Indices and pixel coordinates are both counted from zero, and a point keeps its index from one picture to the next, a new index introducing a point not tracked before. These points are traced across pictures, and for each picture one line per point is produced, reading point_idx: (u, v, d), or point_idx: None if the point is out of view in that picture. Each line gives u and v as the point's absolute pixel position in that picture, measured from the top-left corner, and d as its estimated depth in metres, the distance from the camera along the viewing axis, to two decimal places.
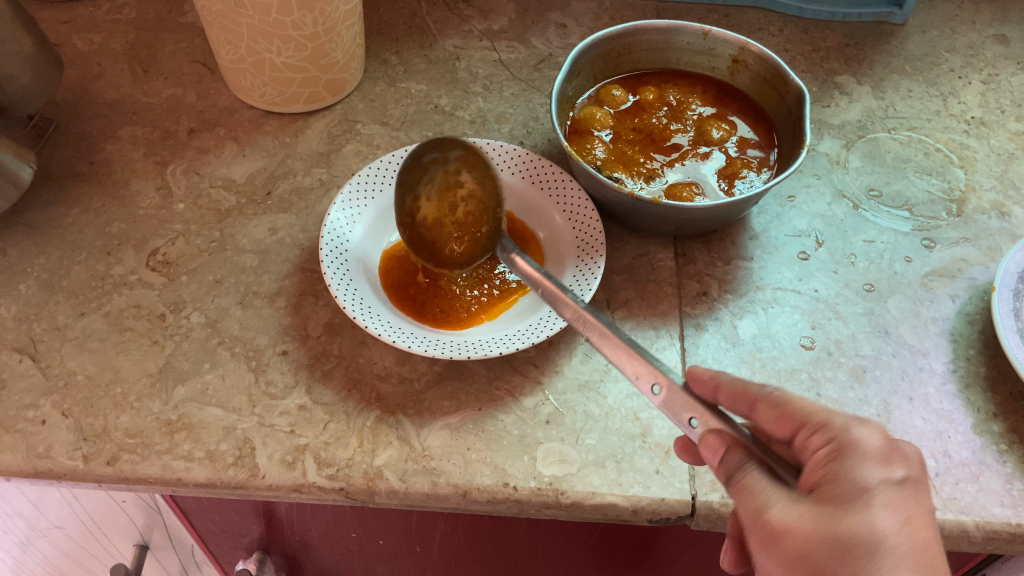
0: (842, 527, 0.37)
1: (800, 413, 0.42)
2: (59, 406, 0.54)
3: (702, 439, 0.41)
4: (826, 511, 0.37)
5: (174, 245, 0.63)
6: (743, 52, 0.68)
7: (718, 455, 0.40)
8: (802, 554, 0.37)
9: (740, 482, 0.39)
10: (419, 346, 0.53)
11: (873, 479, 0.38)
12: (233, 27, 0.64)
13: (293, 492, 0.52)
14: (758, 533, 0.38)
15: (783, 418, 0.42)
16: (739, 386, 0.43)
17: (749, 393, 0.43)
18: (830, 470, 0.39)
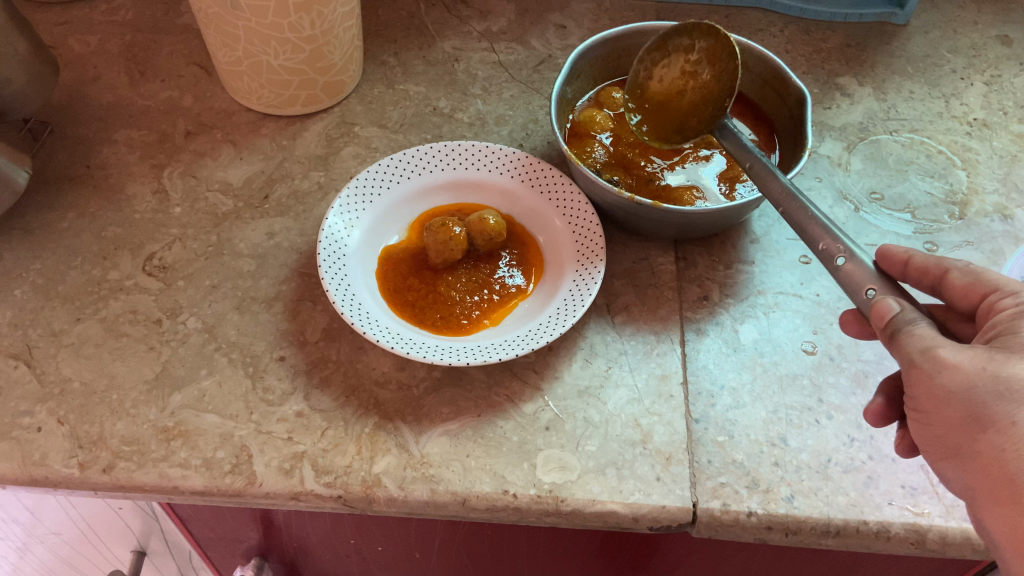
0: (1011, 368, 0.38)
1: (973, 288, 0.44)
2: (54, 413, 0.53)
3: (873, 304, 0.41)
4: (1003, 355, 0.38)
5: (171, 249, 0.62)
6: (745, 55, 0.67)
7: (886, 319, 0.40)
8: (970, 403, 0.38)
9: (907, 331, 0.39)
10: (418, 352, 0.53)
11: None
12: (230, 30, 0.63)
13: (290, 499, 0.51)
14: (914, 375, 0.39)
15: (971, 288, 0.44)
16: (927, 262, 0.45)
17: (936, 271, 0.45)
18: (1010, 325, 0.40)
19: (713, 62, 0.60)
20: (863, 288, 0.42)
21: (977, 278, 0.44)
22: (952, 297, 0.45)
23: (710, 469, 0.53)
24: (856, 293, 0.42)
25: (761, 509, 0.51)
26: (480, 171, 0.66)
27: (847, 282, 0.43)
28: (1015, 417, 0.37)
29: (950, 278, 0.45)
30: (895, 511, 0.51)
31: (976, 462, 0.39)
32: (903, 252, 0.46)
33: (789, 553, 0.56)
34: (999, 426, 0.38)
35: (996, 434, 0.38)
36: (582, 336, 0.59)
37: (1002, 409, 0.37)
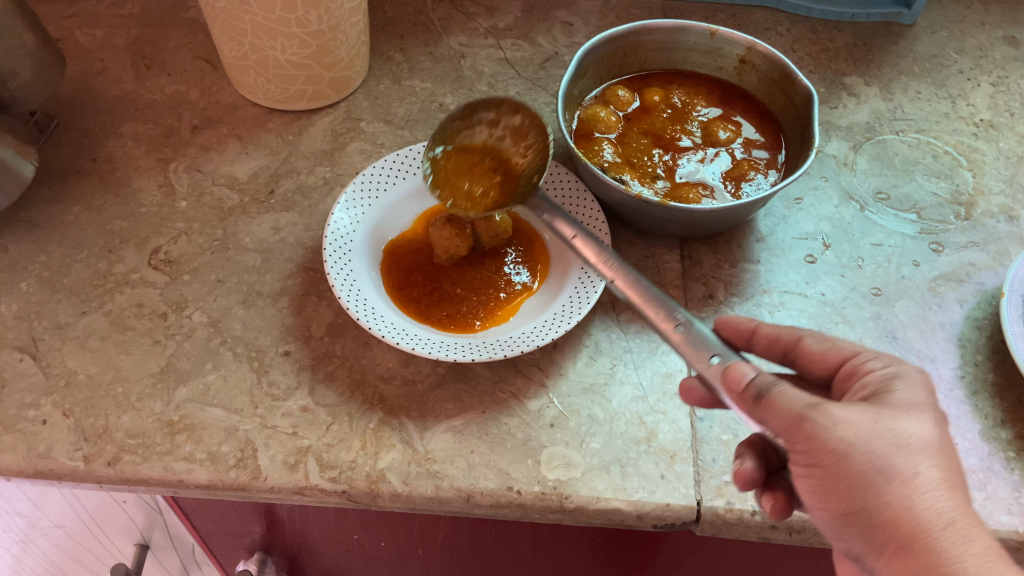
0: (898, 424, 0.39)
1: (823, 354, 0.46)
2: (60, 406, 0.54)
3: (726, 369, 0.41)
4: (884, 412, 0.39)
5: (176, 243, 0.62)
6: (750, 53, 0.67)
7: (742, 386, 0.40)
8: (875, 455, 0.37)
9: (778, 393, 0.39)
10: (423, 348, 0.53)
11: (916, 396, 0.41)
12: (237, 24, 0.63)
13: (295, 494, 0.51)
14: (802, 434, 0.39)
15: (829, 352, 0.46)
16: (775, 331, 0.48)
17: (784, 341, 0.48)
18: (883, 384, 0.41)
19: (519, 142, 0.63)
20: (705, 355, 0.43)
21: (826, 346, 0.46)
22: (805, 367, 0.48)
23: (715, 467, 0.53)
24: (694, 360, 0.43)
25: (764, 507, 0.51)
26: None
27: (687, 349, 0.44)
28: (917, 469, 0.37)
29: (804, 344, 0.47)
30: None
31: (875, 522, 0.37)
32: (749, 323, 0.49)
33: (792, 552, 0.56)
34: (897, 481, 0.37)
35: (897, 489, 0.37)
36: (586, 333, 0.59)
37: (905, 462, 0.37)
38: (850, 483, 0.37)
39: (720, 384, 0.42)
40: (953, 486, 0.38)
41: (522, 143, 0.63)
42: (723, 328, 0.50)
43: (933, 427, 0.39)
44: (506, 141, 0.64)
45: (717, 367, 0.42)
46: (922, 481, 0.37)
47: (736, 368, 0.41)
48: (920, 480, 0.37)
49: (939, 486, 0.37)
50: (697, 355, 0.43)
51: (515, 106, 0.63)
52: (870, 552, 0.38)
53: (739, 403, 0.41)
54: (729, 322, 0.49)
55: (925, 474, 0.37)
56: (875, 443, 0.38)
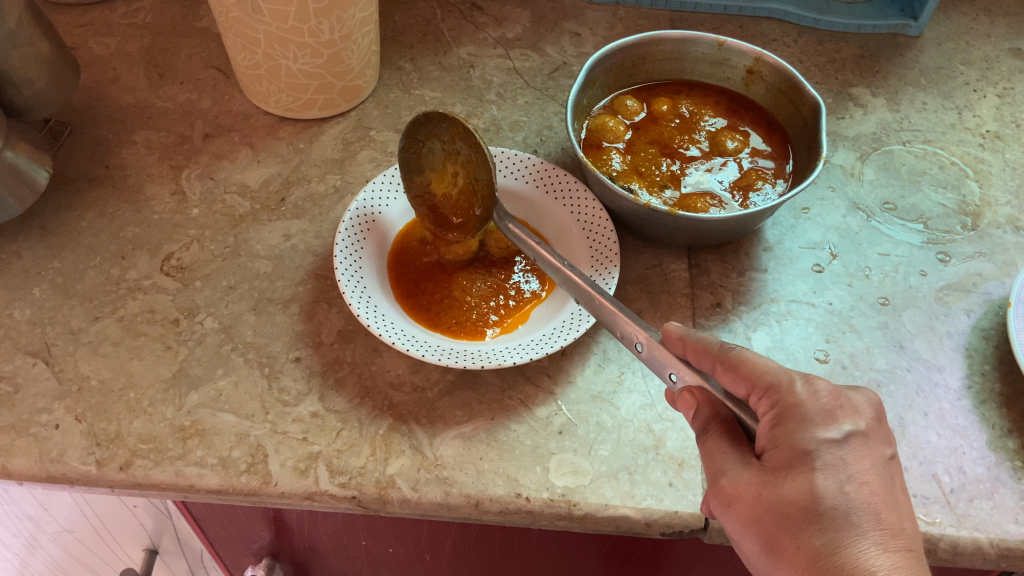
0: (779, 492, 0.39)
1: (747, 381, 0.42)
2: (73, 410, 0.54)
3: (681, 395, 0.43)
4: (767, 479, 0.39)
5: (188, 250, 0.63)
6: (758, 63, 0.68)
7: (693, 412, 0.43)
8: (764, 533, 0.39)
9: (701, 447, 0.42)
10: (432, 355, 0.53)
11: (808, 443, 0.39)
12: (250, 34, 0.64)
13: (305, 499, 0.52)
14: (715, 500, 0.41)
15: (738, 379, 0.42)
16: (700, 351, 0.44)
17: (710, 355, 0.44)
18: (774, 435, 0.40)
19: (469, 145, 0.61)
20: (665, 374, 0.45)
21: (749, 369, 0.42)
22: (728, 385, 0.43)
23: None
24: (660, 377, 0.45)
25: None
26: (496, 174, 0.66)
27: (652, 365, 0.46)
28: (798, 543, 0.38)
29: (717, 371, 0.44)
30: None
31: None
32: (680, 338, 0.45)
33: None
34: (786, 556, 0.38)
35: (789, 555, 0.38)
36: (595, 341, 0.60)
37: (787, 536, 0.38)
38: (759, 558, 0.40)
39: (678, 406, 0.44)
40: (851, 547, 0.37)
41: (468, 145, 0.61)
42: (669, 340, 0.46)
43: (823, 482, 0.38)
44: (456, 144, 0.62)
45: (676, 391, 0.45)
46: (809, 550, 0.38)
47: (684, 394, 0.43)
48: (806, 552, 0.38)
49: (830, 553, 0.37)
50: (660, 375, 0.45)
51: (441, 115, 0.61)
52: None
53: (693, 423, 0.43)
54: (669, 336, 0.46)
55: (810, 545, 0.38)
56: (760, 516, 0.39)
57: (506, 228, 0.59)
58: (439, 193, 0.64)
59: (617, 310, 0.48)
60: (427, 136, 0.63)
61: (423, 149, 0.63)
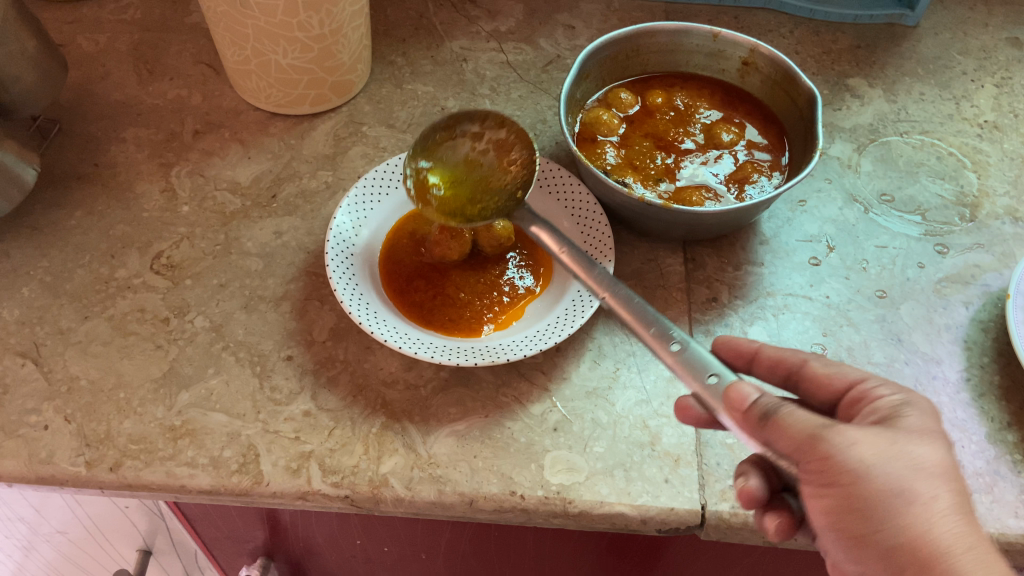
0: (916, 448, 0.38)
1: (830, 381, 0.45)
2: (62, 411, 0.53)
3: (729, 388, 0.40)
4: (901, 436, 0.39)
5: (178, 248, 0.62)
6: (753, 54, 0.67)
7: (746, 407, 0.40)
8: (892, 478, 0.37)
9: (785, 417, 0.39)
10: (425, 352, 0.53)
11: (919, 424, 0.40)
12: (239, 29, 0.63)
13: (297, 499, 0.51)
14: (806, 458, 0.38)
15: (834, 381, 0.45)
16: (777, 354, 0.48)
17: (787, 365, 0.48)
18: (891, 413, 0.41)
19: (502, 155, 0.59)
20: (701, 375, 0.42)
21: (832, 372, 0.45)
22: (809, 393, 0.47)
23: (719, 471, 0.52)
24: (696, 378, 0.41)
25: None
26: None
27: (680, 370, 0.42)
28: (934, 494, 0.37)
29: (810, 368, 0.47)
30: None
31: (891, 546, 0.37)
32: (750, 345, 0.49)
33: (799, 556, 0.56)
34: (917, 504, 0.37)
35: (919, 512, 0.37)
36: (590, 337, 0.59)
37: (924, 487, 0.37)
38: (863, 508, 0.37)
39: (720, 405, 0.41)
40: (960, 512, 0.37)
41: (504, 154, 0.59)
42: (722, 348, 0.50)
43: (945, 451, 0.38)
44: (491, 148, 0.60)
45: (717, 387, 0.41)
46: (939, 504, 0.37)
47: (733, 390, 0.40)
48: (933, 505, 0.37)
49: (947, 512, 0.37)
50: (697, 373, 0.42)
51: (499, 118, 0.60)
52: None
53: (742, 423, 0.40)
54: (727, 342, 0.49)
55: (942, 498, 0.37)
56: (887, 468, 0.37)
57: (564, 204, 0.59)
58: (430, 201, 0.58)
59: (647, 313, 0.45)
60: (465, 133, 0.60)
61: (451, 139, 0.60)
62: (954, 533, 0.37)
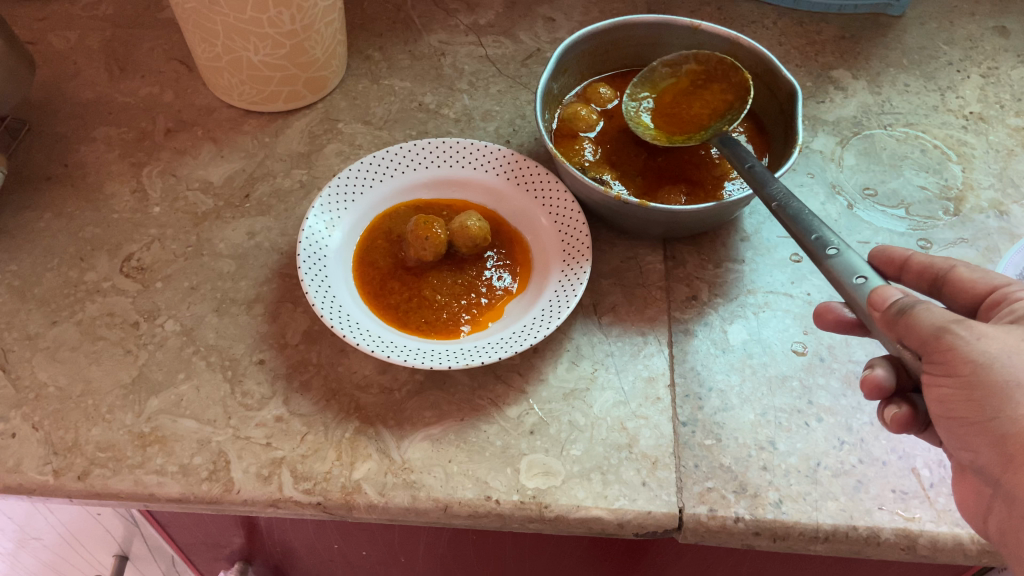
0: None
1: (973, 283, 0.46)
2: (29, 419, 0.52)
3: (875, 291, 0.42)
4: None
5: (149, 250, 0.61)
6: (734, 48, 0.66)
7: (886, 305, 0.41)
8: (1009, 371, 0.38)
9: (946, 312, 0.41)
10: (398, 355, 0.52)
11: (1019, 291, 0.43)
12: (208, 25, 0.62)
13: (269, 506, 0.50)
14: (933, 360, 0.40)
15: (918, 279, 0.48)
16: (928, 260, 0.48)
17: (934, 271, 0.47)
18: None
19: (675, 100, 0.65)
20: (850, 277, 0.44)
21: (975, 275, 0.46)
22: (951, 296, 0.47)
23: (697, 473, 0.52)
24: (844, 283, 0.44)
25: (748, 514, 0.50)
26: (465, 168, 0.64)
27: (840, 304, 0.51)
28: None
29: (955, 273, 0.47)
30: (885, 516, 0.50)
31: (1007, 435, 0.38)
32: (903, 252, 0.49)
33: (779, 558, 0.55)
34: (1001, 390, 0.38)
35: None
36: (567, 337, 0.58)
37: (1005, 373, 0.38)
38: (981, 395, 0.38)
39: (867, 309, 0.42)
40: None
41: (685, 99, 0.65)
42: (876, 257, 0.50)
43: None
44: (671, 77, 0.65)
45: (864, 287, 0.43)
46: None
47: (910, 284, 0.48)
48: None
49: None
50: (845, 278, 0.44)
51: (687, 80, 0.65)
52: (998, 462, 0.39)
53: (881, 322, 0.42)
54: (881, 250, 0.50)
55: None
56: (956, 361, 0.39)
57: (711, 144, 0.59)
58: (435, 231, 0.58)
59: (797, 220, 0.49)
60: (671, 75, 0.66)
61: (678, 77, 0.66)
62: None
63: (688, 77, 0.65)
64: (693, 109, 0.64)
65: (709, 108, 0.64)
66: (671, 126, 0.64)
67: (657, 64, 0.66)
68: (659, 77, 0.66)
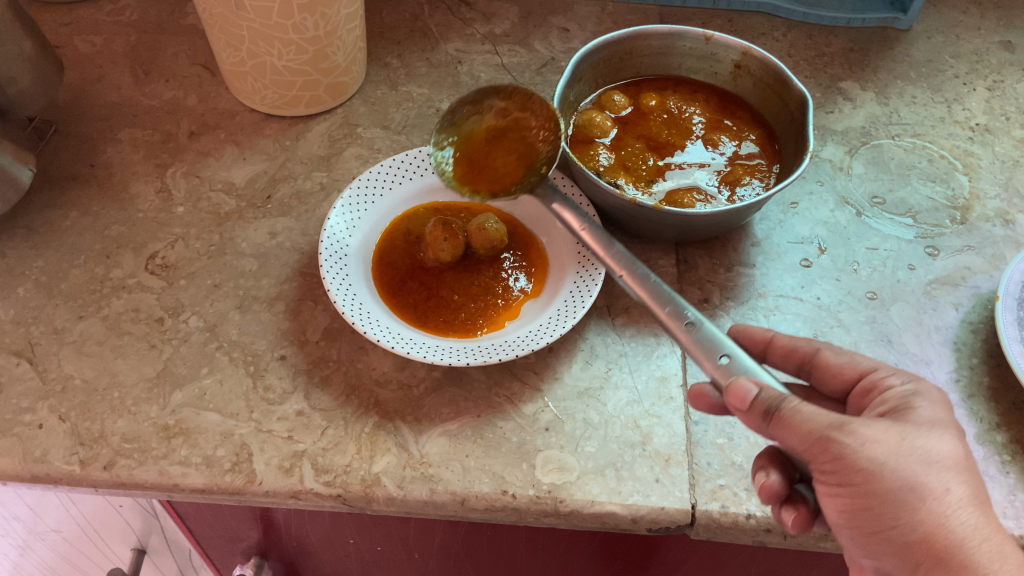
0: (920, 440, 0.40)
1: (845, 368, 0.48)
2: (56, 410, 0.54)
3: (730, 385, 0.42)
4: (909, 429, 0.41)
5: (173, 248, 0.63)
6: (745, 58, 0.68)
7: (748, 403, 0.41)
8: (900, 476, 0.39)
9: (798, 408, 0.40)
10: (418, 352, 0.53)
11: (891, 380, 0.45)
12: (235, 31, 0.63)
13: (290, 498, 0.51)
14: (820, 463, 0.40)
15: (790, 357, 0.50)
16: (792, 343, 0.49)
17: (801, 352, 0.49)
18: (903, 401, 0.43)
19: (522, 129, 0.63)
20: (713, 355, 0.44)
21: (843, 360, 0.48)
22: (821, 379, 0.49)
23: (709, 471, 0.53)
24: (704, 363, 0.44)
25: (759, 512, 0.51)
26: None
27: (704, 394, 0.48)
28: (947, 485, 0.39)
29: (821, 357, 0.49)
30: None
31: (910, 540, 0.39)
32: (765, 333, 0.50)
33: (789, 555, 0.56)
34: (895, 497, 0.39)
35: (931, 507, 0.39)
36: (582, 338, 0.59)
37: (897, 479, 0.39)
38: (877, 503, 0.39)
39: (727, 400, 0.43)
40: (940, 488, 0.39)
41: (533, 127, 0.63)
42: (739, 335, 0.51)
43: (957, 442, 0.41)
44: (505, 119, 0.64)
45: (727, 369, 0.44)
46: (969, 491, 0.40)
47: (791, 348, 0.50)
48: (953, 493, 0.39)
49: (936, 499, 0.39)
50: (705, 359, 0.44)
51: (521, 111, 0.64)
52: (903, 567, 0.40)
53: (748, 417, 0.42)
54: (744, 329, 0.51)
55: (926, 485, 0.39)
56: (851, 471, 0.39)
57: (555, 207, 0.56)
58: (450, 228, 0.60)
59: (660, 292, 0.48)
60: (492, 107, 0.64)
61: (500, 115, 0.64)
62: (949, 519, 0.39)
63: (495, 114, 0.64)
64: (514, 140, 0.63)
65: (528, 137, 0.63)
66: (490, 175, 0.61)
67: (456, 104, 0.64)
68: (463, 119, 0.64)
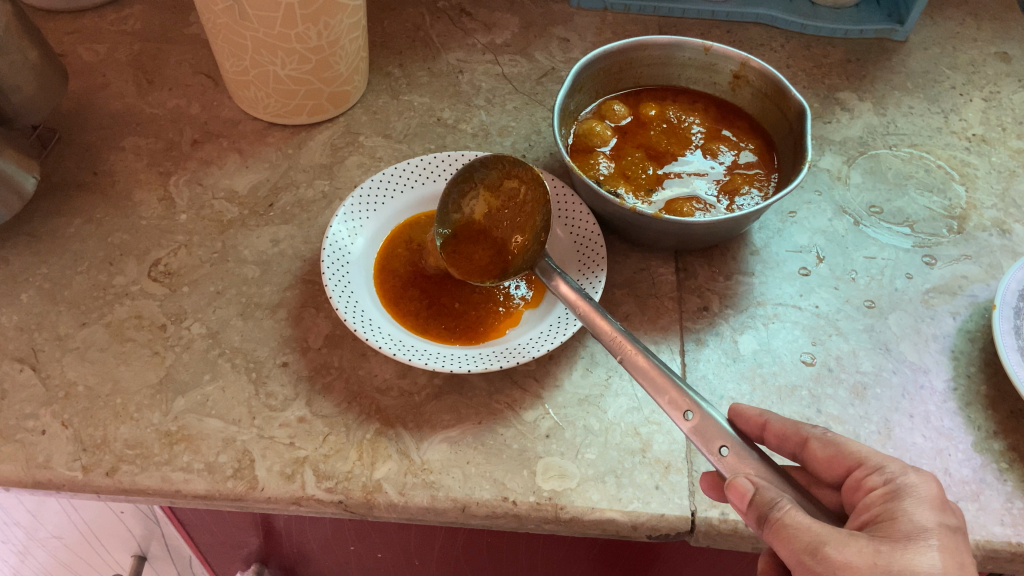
0: (897, 562, 0.38)
1: (837, 459, 0.46)
2: (59, 416, 0.54)
3: (730, 482, 0.42)
4: (884, 550, 0.39)
5: (176, 255, 0.63)
6: (744, 68, 0.68)
7: (748, 501, 0.41)
8: None
9: (779, 519, 0.40)
10: (419, 359, 0.53)
11: (882, 480, 0.43)
12: (238, 40, 0.64)
13: (292, 504, 0.52)
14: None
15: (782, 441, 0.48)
16: (783, 428, 0.47)
17: (795, 436, 0.47)
18: (886, 510, 0.42)
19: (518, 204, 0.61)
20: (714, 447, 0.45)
21: (836, 450, 0.46)
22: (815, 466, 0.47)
23: None
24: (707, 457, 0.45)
25: None
26: None
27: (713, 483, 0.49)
28: None
29: (809, 447, 0.47)
30: None
31: None
32: (759, 416, 0.48)
33: None
34: None
35: None
36: (582, 345, 0.60)
37: None
38: None
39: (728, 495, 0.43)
40: None
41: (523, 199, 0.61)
42: (737, 418, 0.49)
43: (939, 560, 0.39)
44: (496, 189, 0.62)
45: (725, 464, 0.44)
46: None
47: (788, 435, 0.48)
48: None
49: None
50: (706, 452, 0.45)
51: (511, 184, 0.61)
52: None
53: (747, 515, 0.42)
54: (740, 414, 0.49)
55: None
56: None
57: (551, 282, 0.55)
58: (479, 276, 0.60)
59: (666, 377, 0.47)
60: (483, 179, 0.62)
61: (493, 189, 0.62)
62: None
63: (487, 189, 0.62)
64: (504, 223, 0.61)
65: (517, 217, 0.61)
66: (488, 260, 0.60)
67: (449, 187, 0.61)
68: (458, 199, 0.62)
